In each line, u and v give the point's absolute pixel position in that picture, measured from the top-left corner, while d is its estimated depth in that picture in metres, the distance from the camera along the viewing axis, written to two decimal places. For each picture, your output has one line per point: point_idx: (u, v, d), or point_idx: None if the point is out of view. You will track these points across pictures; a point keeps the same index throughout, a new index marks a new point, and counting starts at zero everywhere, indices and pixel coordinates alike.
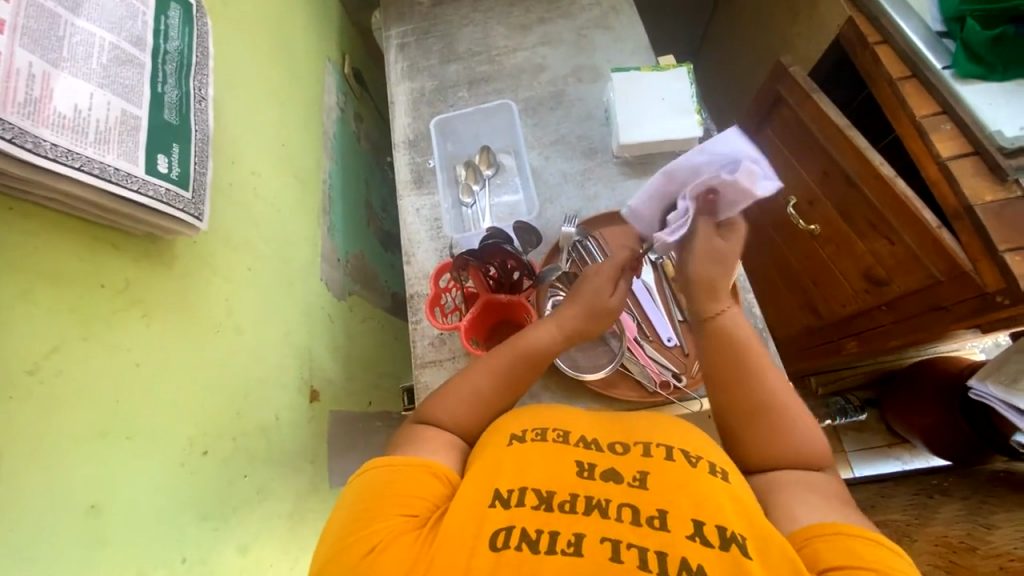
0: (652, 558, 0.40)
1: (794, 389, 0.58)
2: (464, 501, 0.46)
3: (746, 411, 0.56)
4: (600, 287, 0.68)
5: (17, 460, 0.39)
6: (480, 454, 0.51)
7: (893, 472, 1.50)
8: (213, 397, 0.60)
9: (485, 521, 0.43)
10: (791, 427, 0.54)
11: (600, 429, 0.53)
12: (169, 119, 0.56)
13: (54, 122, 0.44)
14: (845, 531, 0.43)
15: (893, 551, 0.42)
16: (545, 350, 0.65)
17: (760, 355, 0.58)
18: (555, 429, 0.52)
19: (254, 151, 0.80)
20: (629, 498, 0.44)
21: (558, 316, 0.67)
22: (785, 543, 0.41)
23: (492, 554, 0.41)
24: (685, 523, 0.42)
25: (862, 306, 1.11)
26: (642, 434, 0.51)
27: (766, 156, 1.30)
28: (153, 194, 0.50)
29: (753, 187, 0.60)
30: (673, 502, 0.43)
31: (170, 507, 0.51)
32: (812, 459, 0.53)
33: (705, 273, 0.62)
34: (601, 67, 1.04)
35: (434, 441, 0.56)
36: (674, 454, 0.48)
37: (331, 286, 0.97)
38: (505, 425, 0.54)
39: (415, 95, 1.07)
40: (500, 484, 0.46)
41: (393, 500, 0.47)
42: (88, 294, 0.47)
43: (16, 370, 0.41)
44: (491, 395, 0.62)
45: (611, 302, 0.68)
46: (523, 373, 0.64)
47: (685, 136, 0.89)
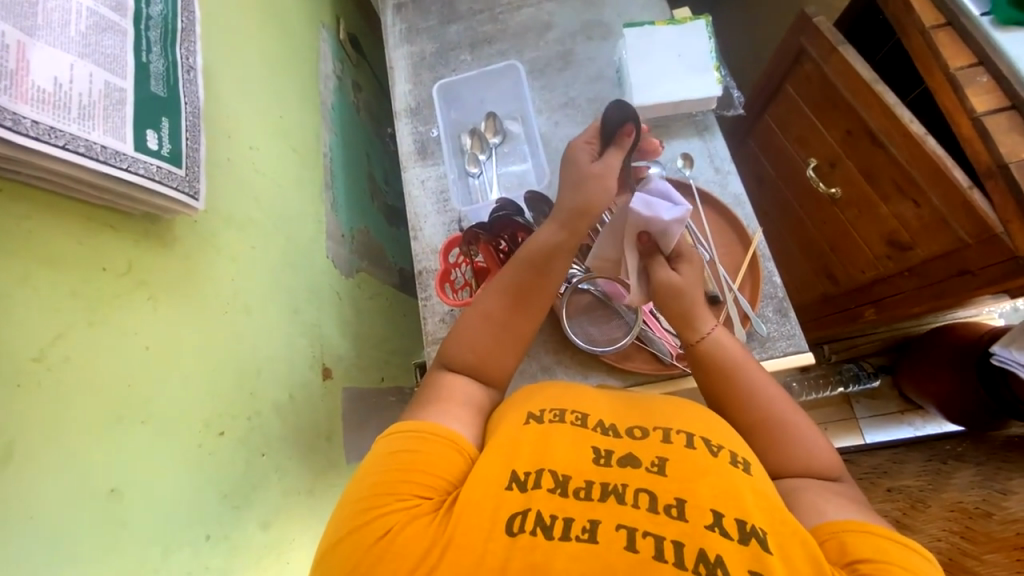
0: (668, 547, 0.39)
1: (792, 399, 0.57)
2: (479, 479, 0.45)
3: (745, 428, 0.55)
4: (579, 158, 0.66)
5: (30, 451, 0.39)
6: (497, 430, 0.51)
7: (905, 437, 1.50)
8: (224, 379, 0.59)
9: (501, 505, 0.43)
10: (795, 441, 0.53)
11: (619, 413, 0.52)
12: (157, 91, 0.52)
13: (33, 97, 0.41)
14: (875, 530, 0.43)
15: (920, 553, 0.42)
16: (549, 245, 0.63)
17: (750, 367, 0.59)
18: (573, 412, 0.51)
19: (250, 123, 0.76)
20: (646, 484, 0.44)
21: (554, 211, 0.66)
22: (806, 537, 0.41)
23: (508, 538, 0.41)
24: (703, 512, 0.41)
25: (884, 272, 1.08)
26: (664, 419, 0.50)
27: (784, 115, 1.24)
28: (145, 173, 0.47)
29: (657, 217, 0.64)
30: (692, 491, 0.43)
31: (190, 487, 0.51)
32: (817, 468, 0.52)
33: (674, 308, 0.64)
34: (612, 23, 0.98)
35: (458, 400, 0.55)
36: (695, 442, 0.47)
37: (338, 262, 0.95)
38: (519, 405, 0.53)
39: (414, 60, 1.01)
40: (517, 467, 0.46)
41: (408, 479, 0.46)
42: (90, 277, 0.46)
43: (20, 358, 0.39)
44: (504, 314, 0.61)
45: (586, 166, 0.65)
46: (531, 279, 0.62)
47: (704, 96, 0.84)
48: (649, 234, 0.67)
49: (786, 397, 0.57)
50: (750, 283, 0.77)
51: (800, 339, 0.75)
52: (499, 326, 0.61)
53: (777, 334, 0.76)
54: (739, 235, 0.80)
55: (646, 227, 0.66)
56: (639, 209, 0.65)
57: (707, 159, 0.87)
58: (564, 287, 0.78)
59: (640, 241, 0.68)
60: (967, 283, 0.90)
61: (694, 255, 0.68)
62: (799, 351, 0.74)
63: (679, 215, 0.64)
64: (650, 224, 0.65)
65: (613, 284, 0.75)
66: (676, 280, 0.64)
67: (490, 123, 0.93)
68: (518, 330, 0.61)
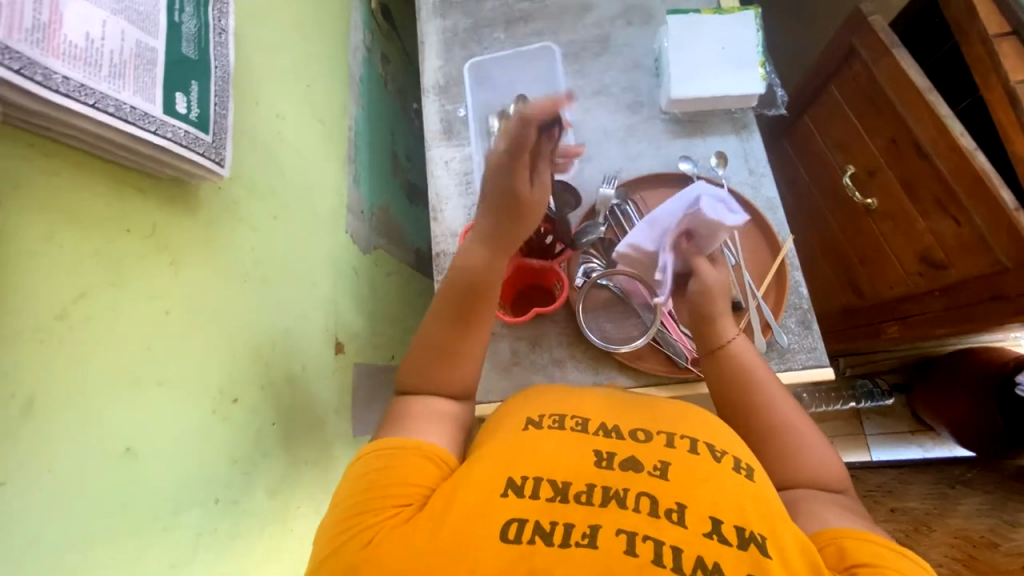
0: (667, 553, 0.39)
1: (802, 408, 0.57)
2: (469, 484, 0.45)
3: (758, 436, 0.55)
4: (518, 182, 0.57)
5: (51, 407, 0.39)
6: (491, 438, 0.51)
7: (913, 458, 1.48)
8: (239, 348, 0.60)
9: (497, 510, 0.43)
10: (805, 450, 0.53)
11: (620, 416, 0.52)
12: (187, 53, 0.50)
13: (65, 52, 0.39)
14: (869, 537, 0.43)
15: (912, 560, 0.42)
16: (486, 272, 0.60)
17: (764, 375, 0.58)
18: (572, 417, 0.51)
19: (279, 91, 0.75)
20: (648, 488, 0.44)
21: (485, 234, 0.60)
22: (805, 545, 0.41)
23: (506, 546, 0.40)
24: (702, 519, 0.41)
25: (914, 290, 1.05)
26: (668, 423, 0.50)
27: (824, 118, 1.19)
28: (172, 137, 0.46)
29: (719, 220, 0.64)
30: (693, 497, 0.43)
31: (202, 451, 0.52)
32: (827, 480, 0.52)
33: (703, 308, 0.61)
34: (654, 9, 0.94)
35: (421, 414, 0.55)
36: (699, 447, 0.47)
37: (357, 238, 0.95)
38: (518, 410, 0.54)
39: (447, 35, 0.98)
40: (514, 472, 0.45)
41: (386, 492, 0.47)
42: (115, 239, 0.46)
43: (45, 315, 0.39)
44: (450, 340, 0.59)
45: (523, 192, 0.57)
46: (472, 308, 0.60)
47: (745, 92, 0.81)
48: (695, 235, 0.68)
49: (797, 406, 0.57)
50: (775, 291, 0.75)
51: (821, 354, 0.73)
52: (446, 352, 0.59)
53: (798, 347, 0.74)
54: (768, 240, 0.78)
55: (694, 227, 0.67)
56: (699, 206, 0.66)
57: (742, 159, 0.84)
58: (581, 281, 0.77)
59: (682, 239, 0.68)
60: (1000, 308, 0.88)
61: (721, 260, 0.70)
62: (819, 366, 0.73)
63: (739, 224, 0.65)
64: (704, 224, 0.66)
65: (633, 281, 0.74)
66: (712, 281, 0.63)
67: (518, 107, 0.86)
68: (464, 351, 0.60)
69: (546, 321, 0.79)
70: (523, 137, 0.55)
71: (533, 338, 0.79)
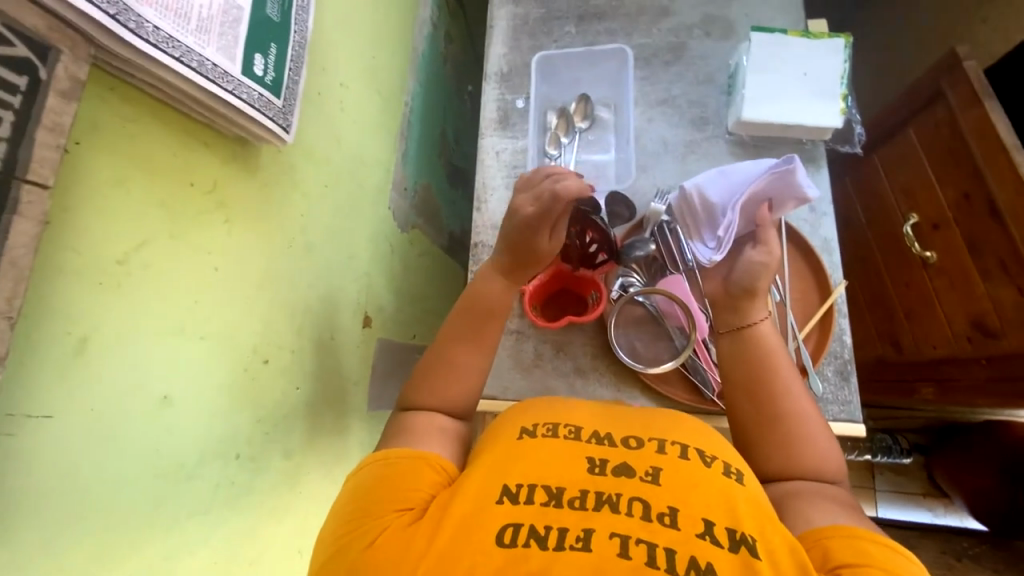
0: (660, 554, 0.40)
1: (813, 402, 0.58)
2: (467, 489, 0.46)
3: (765, 419, 0.57)
4: (538, 234, 0.61)
5: (102, 349, 0.40)
6: (485, 448, 0.51)
7: (921, 521, 1.43)
8: (276, 310, 0.61)
9: (492, 516, 0.43)
10: (808, 442, 0.55)
11: (612, 423, 0.52)
12: (271, 15, 0.49)
13: (157, 1, 0.38)
14: (854, 533, 0.44)
15: (896, 552, 0.43)
16: (494, 299, 0.64)
17: (783, 364, 0.59)
18: (566, 426, 0.51)
19: (345, 60, 0.75)
20: (640, 492, 0.44)
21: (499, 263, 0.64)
22: (794, 545, 0.42)
23: (501, 552, 0.40)
24: (695, 521, 0.42)
25: (958, 353, 1.00)
26: (660, 430, 0.50)
27: (893, 160, 1.13)
28: (246, 99, 0.45)
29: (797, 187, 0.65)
30: (685, 501, 0.43)
31: (230, 405, 0.54)
32: (825, 471, 0.54)
33: (741, 286, 0.62)
34: (735, 23, 0.90)
35: (425, 427, 0.56)
36: (689, 453, 0.48)
37: (397, 215, 0.95)
38: (514, 419, 0.54)
39: (517, 22, 0.96)
40: (510, 479, 0.46)
41: (387, 497, 0.47)
42: (178, 191, 0.46)
43: (107, 259, 0.40)
44: (452, 357, 0.62)
45: (544, 248, 0.62)
46: (476, 328, 0.63)
47: (819, 125, 0.77)
48: (772, 198, 0.68)
49: (809, 399, 0.58)
50: (817, 336, 0.72)
51: (854, 409, 0.71)
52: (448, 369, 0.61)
53: (831, 397, 0.71)
54: (819, 283, 0.75)
55: (772, 188, 0.67)
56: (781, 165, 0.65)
57: None
58: (617, 294, 0.74)
59: (756, 200, 0.68)
60: None
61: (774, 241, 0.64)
62: (849, 421, 0.70)
63: (814, 196, 0.66)
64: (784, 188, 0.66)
65: (671, 303, 0.72)
66: (762, 261, 0.62)
67: (580, 106, 0.88)
68: (466, 365, 0.61)
69: (575, 328, 0.79)
70: (555, 203, 0.59)
71: (559, 343, 0.78)
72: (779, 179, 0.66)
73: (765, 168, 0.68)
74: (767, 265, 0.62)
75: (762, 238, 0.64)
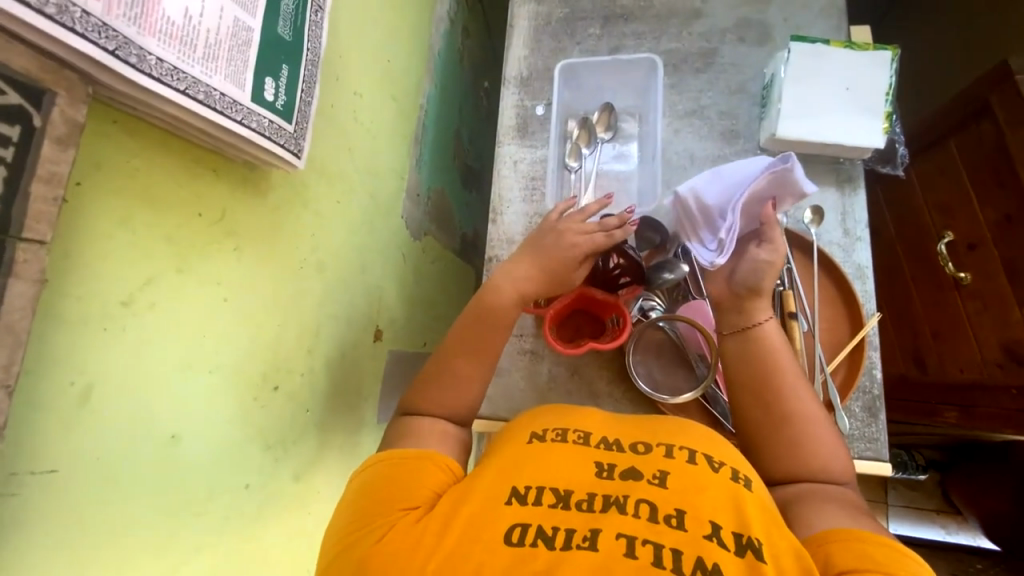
0: (666, 555, 0.38)
1: (819, 402, 0.57)
2: (474, 490, 0.44)
3: (770, 422, 0.55)
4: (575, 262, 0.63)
5: (108, 397, 0.39)
6: (493, 452, 0.50)
7: (932, 538, 1.41)
8: (287, 334, 0.59)
9: (500, 517, 0.42)
10: (815, 443, 0.53)
11: (622, 430, 0.50)
12: (283, 34, 0.46)
13: (161, 30, 0.35)
14: (855, 536, 0.42)
15: (900, 552, 0.41)
16: (504, 311, 0.61)
17: (787, 365, 0.58)
18: (575, 431, 0.50)
19: (360, 67, 0.71)
20: (647, 495, 0.42)
21: (515, 277, 0.63)
22: (799, 549, 0.40)
23: (509, 550, 0.39)
24: (702, 523, 0.40)
25: (987, 380, 0.96)
26: (669, 435, 0.48)
27: (931, 174, 1.07)
28: (256, 127, 0.42)
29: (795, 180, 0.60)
30: (692, 503, 0.41)
31: (240, 436, 0.52)
32: (835, 473, 0.52)
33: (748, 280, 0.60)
34: (772, 29, 0.84)
35: (429, 432, 0.55)
36: (697, 458, 0.46)
37: (410, 223, 0.92)
38: (522, 425, 0.52)
39: (539, 22, 0.91)
40: (518, 481, 0.44)
41: (392, 494, 0.46)
42: (186, 223, 0.44)
43: (110, 302, 0.38)
44: (457, 366, 0.60)
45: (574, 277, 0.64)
46: (481, 339, 0.61)
47: (860, 144, 0.72)
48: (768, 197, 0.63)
49: (815, 400, 0.57)
50: (844, 372, 0.69)
51: (882, 447, 0.68)
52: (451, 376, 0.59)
53: (858, 434, 0.69)
54: (851, 315, 0.71)
55: (770, 187, 0.62)
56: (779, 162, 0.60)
57: (838, 217, 0.76)
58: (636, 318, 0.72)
59: (754, 199, 0.63)
60: None
61: (778, 237, 0.62)
62: (876, 459, 0.67)
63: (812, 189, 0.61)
64: (781, 184, 0.61)
65: (693, 330, 0.69)
66: (762, 261, 0.60)
67: (603, 116, 0.84)
68: (467, 372, 0.60)
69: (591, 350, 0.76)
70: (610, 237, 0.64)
71: (575, 366, 0.76)
72: (775, 179, 0.61)
73: (760, 166, 0.63)
74: (773, 263, 0.60)
75: (768, 237, 0.62)
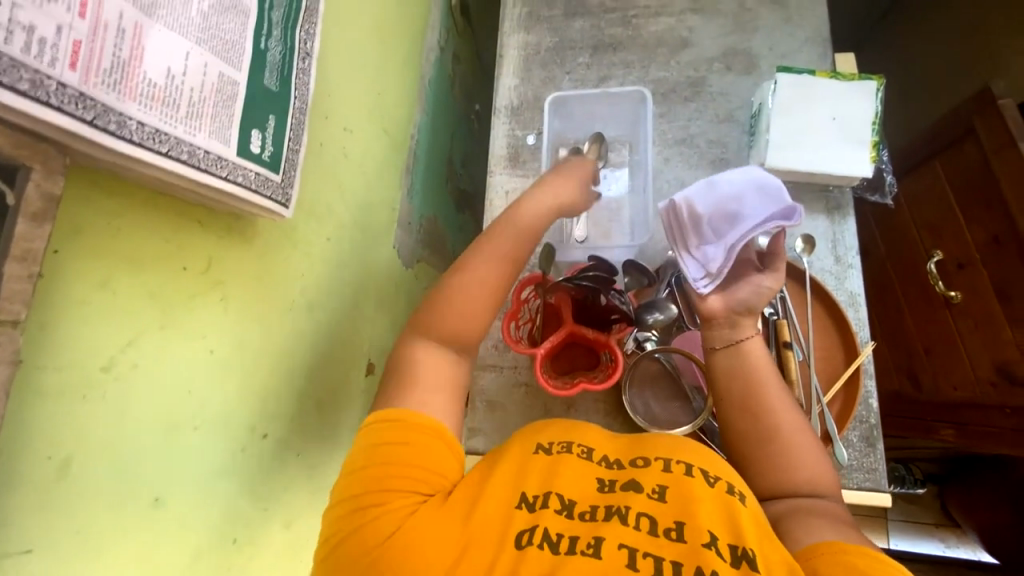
0: (666, 567, 0.39)
1: (800, 413, 0.56)
2: (487, 494, 0.45)
3: (750, 437, 0.55)
4: (581, 166, 0.70)
5: (87, 468, 0.37)
6: (498, 458, 0.50)
7: (933, 553, 1.40)
8: (276, 379, 0.58)
9: (509, 522, 0.43)
10: (797, 456, 0.53)
11: (625, 444, 0.51)
12: (269, 85, 0.45)
13: (142, 93, 0.35)
14: (839, 548, 0.41)
15: (884, 563, 0.40)
16: (539, 221, 0.62)
17: (766, 377, 0.57)
18: (579, 443, 0.50)
19: (350, 102, 0.71)
20: (647, 508, 0.43)
21: (547, 186, 0.65)
22: (793, 564, 0.40)
23: (516, 551, 0.41)
24: (701, 532, 0.41)
25: (981, 399, 0.96)
26: (670, 447, 0.49)
27: (917, 194, 1.09)
28: (242, 181, 0.42)
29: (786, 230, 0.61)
30: (691, 514, 0.42)
31: (228, 490, 0.51)
32: (819, 486, 0.51)
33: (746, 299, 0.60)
34: (758, 57, 0.85)
35: (439, 375, 0.53)
36: (694, 471, 0.46)
37: (402, 252, 0.91)
38: (527, 433, 0.53)
39: (528, 51, 0.91)
40: (526, 488, 0.46)
41: (398, 468, 0.46)
42: (169, 278, 0.43)
43: (90, 368, 0.37)
44: (490, 275, 0.58)
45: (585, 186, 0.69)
46: (516, 245, 0.60)
47: (848, 173, 0.73)
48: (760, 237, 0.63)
49: (796, 412, 0.56)
50: (842, 402, 0.69)
51: (881, 476, 0.67)
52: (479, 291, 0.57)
53: (856, 464, 0.68)
54: (846, 343, 0.71)
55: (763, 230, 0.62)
56: (771, 185, 0.61)
57: (829, 244, 0.76)
58: (631, 349, 0.72)
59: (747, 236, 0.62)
60: None
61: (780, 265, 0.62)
62: (876, 489, 0.67)
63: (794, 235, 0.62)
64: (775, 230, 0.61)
65: (689, 361, 0.69)
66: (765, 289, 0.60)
67: (595, 147, 0.82)
68: (496, 288, 0.58)
69: None
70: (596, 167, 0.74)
71: (571, 399, 0.75)
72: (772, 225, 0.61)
73: (762, 200, 0.61)
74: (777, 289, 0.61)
75: (771, 264, 0.62)
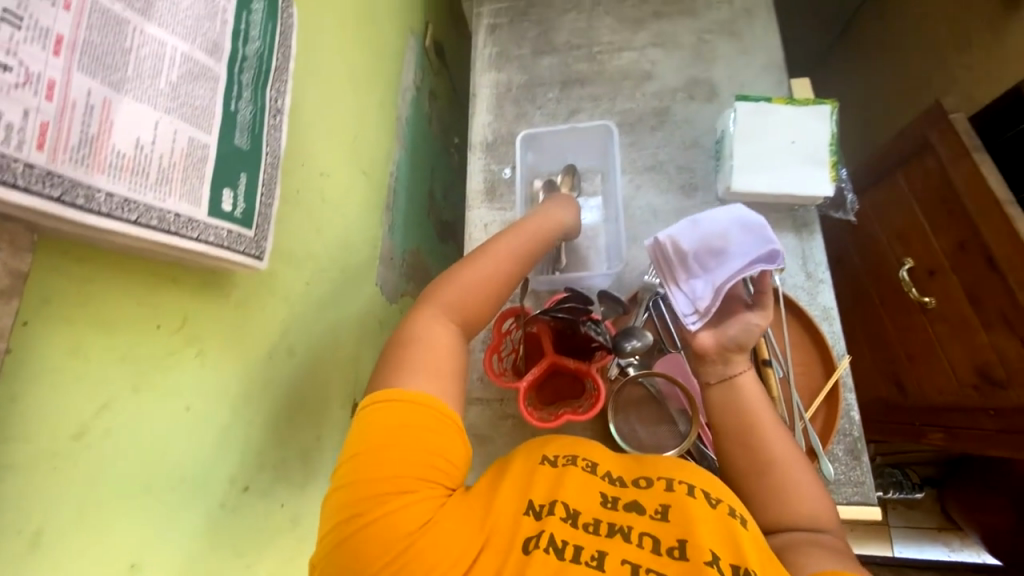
0: None
1: (797, 445, 0.57)
2: (497, 506, 0.47)
3: (747, 469, 0.55)
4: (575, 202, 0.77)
5: (58, 540, 0.37)
6: (507, 466, 0.51)
7: (938, 559, 1.39)
8: (257, 428, 0.57)
9: (517, 530, 0.45)
10: (794, 488, 0.53)
11: (629, 460, 0.52)
12: (240, 144, 0.47)
13: (111, 165, 0.36)
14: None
15: None
16: (549, 232, 0.67)
17: (763, 410, 0.58)
18: (584, 458, 0.52)
19: (326, 148, 0.73)
20: (649, 527, 0.44)
21: (555, 208, 0.71)
22: None
23: (523, 557, 0.43)
24: (702, 550, 0.42)
25: (965, 402, 0.97)
26: (675, 467, 0.50)
27: (884, 204, 1.13)
28: (213, 241, 0.43)
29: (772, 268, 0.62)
30: (691, 531, 0.43)
31: (208, 548, 0.50)
32: (818, 519, 0.51)
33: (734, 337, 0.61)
34: (719, 86, 0.90)
35: (442, 346, 0.52)
36: (697, 491, 0.46)
37: (385, 288, 0.92)
38: (537, 444, 0.54)
39: (500, 89, 0.95)
40: (534, 496, 0.47)
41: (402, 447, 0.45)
42: (143, 339, 0.43)
43: (60, 438, 0.37)
44: (504, 269, 0.60)
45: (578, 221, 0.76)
46: (527, 249, 0.64)
47: (811, 193, 0.76)
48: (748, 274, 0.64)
49: (793, 444, 0.56)
50: (824, 418, 0.69)
51: (869, 490, 0.68)
52: (491, 281, 0.59)
53: (844, 479, 0.68)
54: (823, 358, 0.72)
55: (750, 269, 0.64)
56: (755, 222, 0.63)
57: (799, 261, 0.78)
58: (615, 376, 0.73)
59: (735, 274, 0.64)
60: None
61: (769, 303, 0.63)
62: (866, 503, 0.67)
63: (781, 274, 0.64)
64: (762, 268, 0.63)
65: (672, 386, 0.70)
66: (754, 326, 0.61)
67: (567, 178, 0.86)
68: (504, 284, 0.60)
69: None
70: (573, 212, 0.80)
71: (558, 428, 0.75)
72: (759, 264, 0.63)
73: (747, 239, 0.63)
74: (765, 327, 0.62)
75: (758, 304, 0.63)
